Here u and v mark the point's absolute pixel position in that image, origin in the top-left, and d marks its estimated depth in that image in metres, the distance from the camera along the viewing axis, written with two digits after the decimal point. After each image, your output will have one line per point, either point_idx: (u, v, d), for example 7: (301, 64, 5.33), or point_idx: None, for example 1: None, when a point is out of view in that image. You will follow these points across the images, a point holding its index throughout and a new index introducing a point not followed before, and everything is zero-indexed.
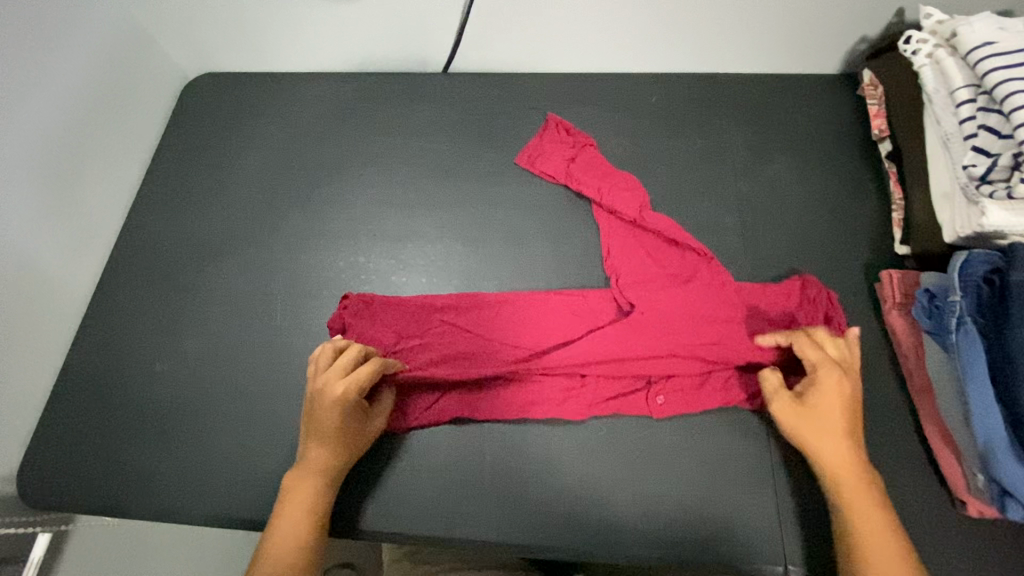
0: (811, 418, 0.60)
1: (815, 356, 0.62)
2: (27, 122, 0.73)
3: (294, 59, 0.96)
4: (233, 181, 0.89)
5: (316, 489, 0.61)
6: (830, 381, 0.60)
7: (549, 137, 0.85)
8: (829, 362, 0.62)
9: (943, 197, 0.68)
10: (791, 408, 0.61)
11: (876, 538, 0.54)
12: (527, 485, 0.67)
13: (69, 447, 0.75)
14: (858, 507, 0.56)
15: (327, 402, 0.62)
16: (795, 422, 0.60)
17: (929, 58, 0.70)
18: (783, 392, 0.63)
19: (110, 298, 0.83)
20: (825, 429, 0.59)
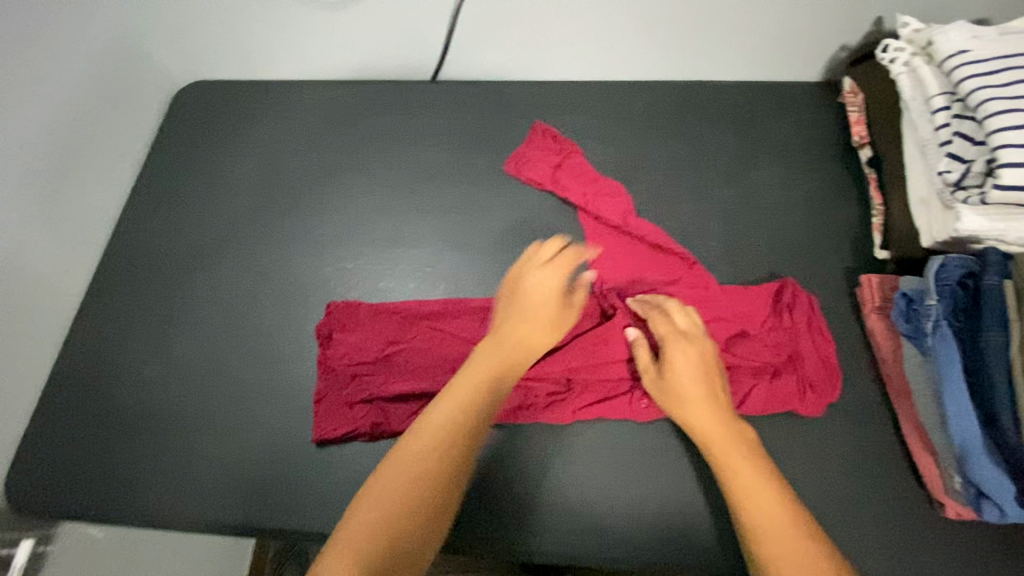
0: (674, 386, 0.64)
1: (664, 329, 0.67)
2: (19, 126, 0.74)
3: (284, 66, 0.96)
4: (222, 187, 0.90)
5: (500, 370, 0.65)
6: (679, 350, 0.65)
7: (536, 144, 0.86)
8: (678, 333, 0.67)
9: (921, 203, 0.68)
10: (655, 379, 0.65)
11: (750, 483, 0.56)
12: (510, 487, 0.67)
13: (55, 452, 0.75)
14: (730, 460, 0.58)
15: (540, 287, 0.71)
16: (661, 391, 0.64)
17: (906, 67, 0.71)
18: (649, 365, 0.66)
19: (100, 304, 0.84)
20: (688, 393, 0.63)
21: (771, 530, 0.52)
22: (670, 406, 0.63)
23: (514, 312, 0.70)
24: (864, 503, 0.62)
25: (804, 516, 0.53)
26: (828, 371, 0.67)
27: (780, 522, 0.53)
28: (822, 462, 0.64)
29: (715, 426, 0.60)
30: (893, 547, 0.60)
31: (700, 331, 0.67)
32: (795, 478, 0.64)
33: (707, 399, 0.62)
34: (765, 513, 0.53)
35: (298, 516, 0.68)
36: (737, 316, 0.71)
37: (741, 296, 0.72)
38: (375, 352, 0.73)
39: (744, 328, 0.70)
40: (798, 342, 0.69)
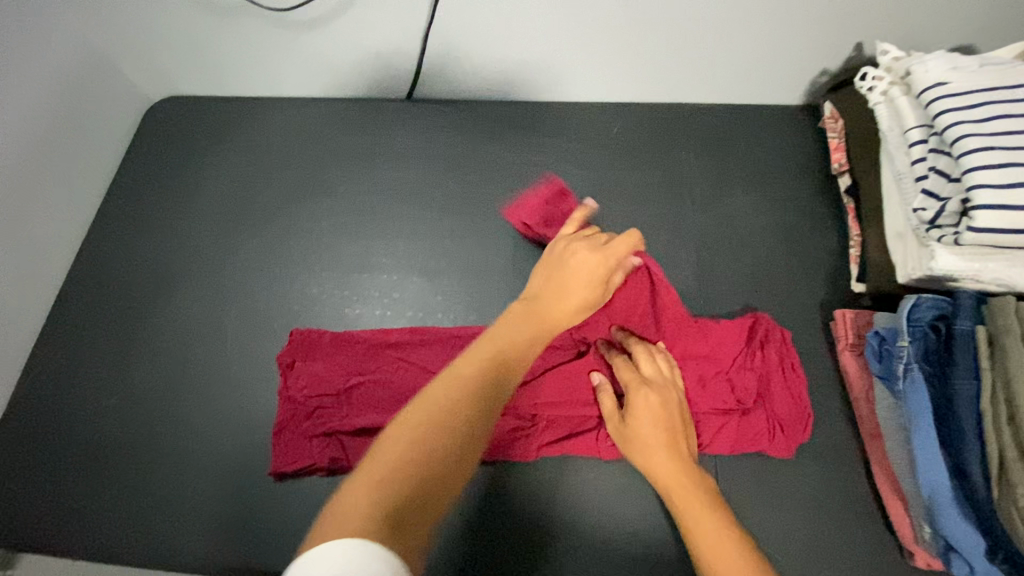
0: (639, 437, 0.62)
1: (629, 376, 0.64)
2: None
3: (256, 84, 0.95)
4: (191, 208, 0.88)
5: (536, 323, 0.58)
6: (643, 398, 0.63)
7: (544, 195, 0.79)
8: (643, 379, 0.64)
9: (897, 237, 0.67)
10: (618, 428, 0.64)
11: (718, 545, 0.53)
12: (466, 528, 0.65)
13: (11, 482, 0.74)
14: (694, 516, 0.57)
15: (591, 263, 0.64)
16: (624, 441, 0.63)
17: (884, 95, 0.70)
18: (611, 413, 0.64)
19: (63, 327, 0.82)
20: (652, 446, 0.61)
21: None
22: (635, 458, 0.62)
23: (562, 282, 0.62)
24: (830, 547, 0.61)
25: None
26: (801, 410, 0.65)
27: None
28: (788, 504, 0.63)
29: (681, 482, 0.59)
30: None
31: (663, 374, 0.65)
32: (759, 519, 0.62)
33: (670, 450, 0.61)
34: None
35: (255, 549, 0.67)
36: (714, 350, 0.68)
37: (719, 330, 0.68)
38: (337, 381, 0.71)
39: (721, 364, 0.67)
40: (769, 379, 0.67)
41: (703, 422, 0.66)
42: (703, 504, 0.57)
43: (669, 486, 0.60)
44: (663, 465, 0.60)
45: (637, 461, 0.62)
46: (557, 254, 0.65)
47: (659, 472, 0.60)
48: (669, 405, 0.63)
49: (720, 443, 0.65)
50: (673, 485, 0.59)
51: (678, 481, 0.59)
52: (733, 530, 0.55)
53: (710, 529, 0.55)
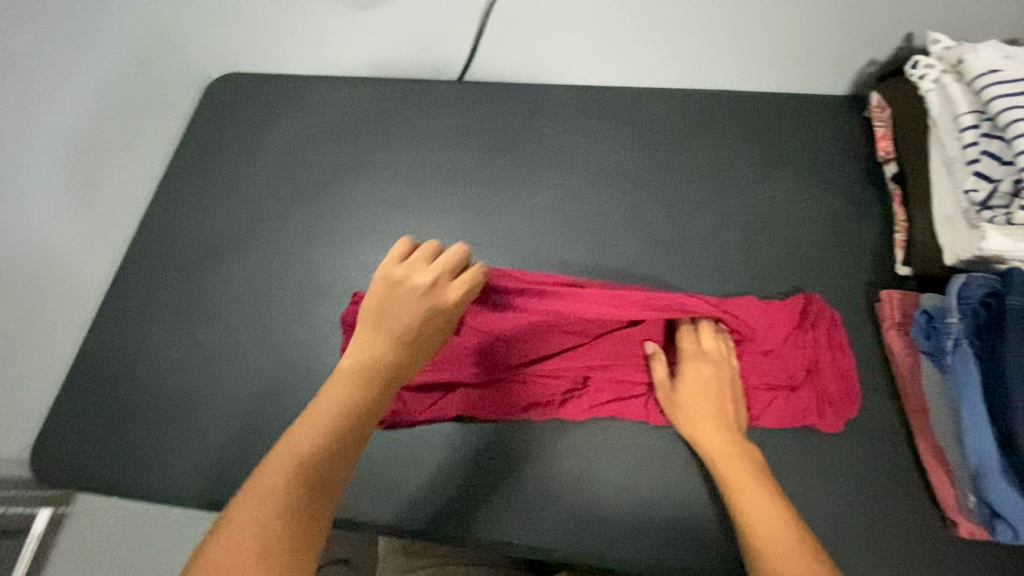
0: (685, 404, 0.65)
1: (688, 348, 0.68)
2: (47, 107, 0.76)
3: (312, 62, 0.98)
4: (249, 178, 0.92)
5: (348, 407, 0.47)
6: (694, 369, 0.66)
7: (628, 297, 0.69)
8: (699, 352, 0.68)
9: (945, 221, 0.68)
10: (668, 394, 0.67)
11: (752, 499, 0.56)
12: (514, 481, 0.69)
13: (78, 427, 0.78)
14: (734, 476, 0.59)
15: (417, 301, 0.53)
16: (674, 406, 0.66)
17: (935, 83, 0.71)
18: (663, 380, 0.68)
19: (127, 286, 0.86)
20: (699, 412, 0.64)
21: (772, 544, 0.52)
22: (683, 421, 0.65)
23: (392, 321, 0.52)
24: (872, 517, 0.63)
25: (808, 536, 0.52)
26: (848, 387, 0.67)
27: (779, 538, 0.52)
28: (829, 475, 0.65)
29: (725, 446, 0.62)
30: (897, 564, 0.61)
31: (721, 352, 0.68)
32: (800, 487, 0.65)
33: (718, 417, 0.64)
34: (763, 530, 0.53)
35: None
36: (770, 326, 0.69)
37: (777, 311, 0.69)
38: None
39: (778, 340, 0.68)
40: (819, 356, 0.68)
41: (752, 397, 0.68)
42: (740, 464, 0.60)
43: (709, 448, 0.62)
44: (705, 430, 0.63)
45: (684, 425, 0.65)
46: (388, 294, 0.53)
47: (700, 436, 0.63)
48: (720, 378, 0.66)
49: (768, 415, 0.67)
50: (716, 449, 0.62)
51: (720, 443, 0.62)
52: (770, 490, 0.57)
53: (750, 489, 0.57)
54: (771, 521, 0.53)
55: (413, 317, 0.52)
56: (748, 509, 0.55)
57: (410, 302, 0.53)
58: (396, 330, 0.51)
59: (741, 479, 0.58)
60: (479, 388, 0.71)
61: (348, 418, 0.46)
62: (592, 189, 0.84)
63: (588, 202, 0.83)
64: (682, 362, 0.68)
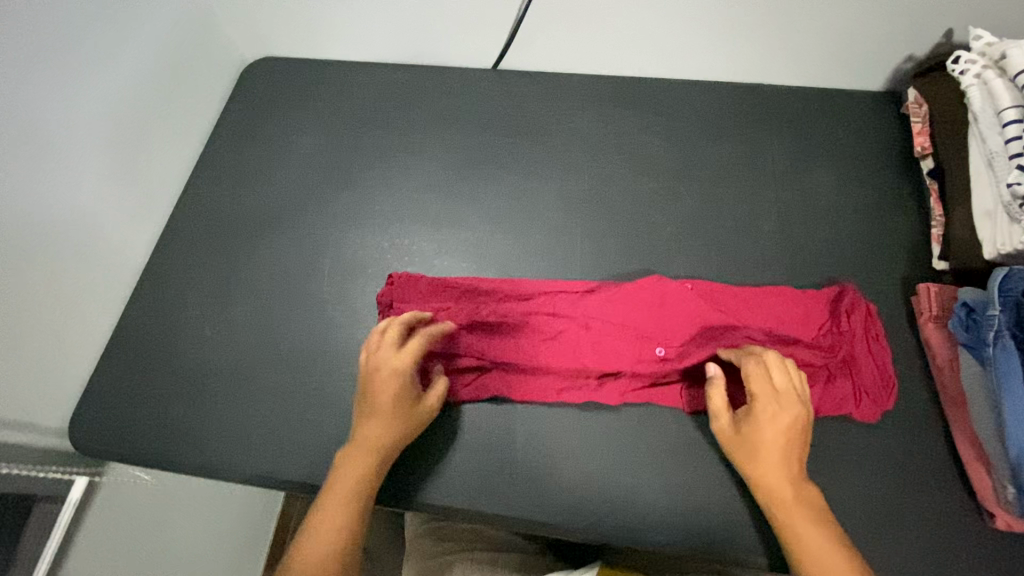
0: (754, 448, 0.61)
1: (759, 383, 0.63)
2: (96, 81, 0.77)
3: (348, 47, 0.99)
4: (285, 160, 0.93)
5: (361, 477, 0.62)
6: (770, 412, 0.62)
7: (663, 292, 0.73)
8: (772, 391, 0.63)
9: (985, 216, 0.68)
10: (730, 433, 0.63)
11: (824, 561, 0.55)
12: (552, 467, 0.68)
13: (117, 398, 0.79)
14: (802, 532, 0.57)
15: (386, 373, 0.65)
16: (738, 447, 0.62)
17: (977, 79, 0.71)
18: (726, 418, 0.64)
19: (166, 262, 0.87)
20: (770, 460, 0.60)
21: None
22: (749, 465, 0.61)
23: (371, 396, 0.65)
24: (909, 507, 0.63)
25: None
26: (885, 378, 0.68)
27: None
28: (864, 465, 0.65)
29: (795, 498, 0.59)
30: (931, 554, 0.61)
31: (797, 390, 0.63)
32: (837, 476, 0.65)
33: (790, 464, 0.60)
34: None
35: None
36: (803, 320, 0.70)
37: (810, 305, 0.71)
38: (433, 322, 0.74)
39: (811, 332, 0.70)
40: (855, 347, 0.69)
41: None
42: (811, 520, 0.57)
43: (775, 496, 0.59)
44: (774, 480, 0.59)
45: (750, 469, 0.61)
46: (362, 374, 0.66)
47: (769, 486, 0.59)
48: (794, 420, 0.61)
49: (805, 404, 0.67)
50: (784, 499, 0.59)
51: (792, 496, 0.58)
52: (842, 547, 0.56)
53: (821, 551, 0.55)
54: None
55: (388, 398, 0.65)
56: (820, 571, 0.55)
57: (377, 385, 0.65)
58: (377, 402, 0.65)
59: (810, 537, 0.56)
60: (514, 372, 0.72)
61: (367, 480, 0.63)
62: (627, 178, 0.84)
63: (624, 191, 0.84)
64: (754, 401, 0.63)
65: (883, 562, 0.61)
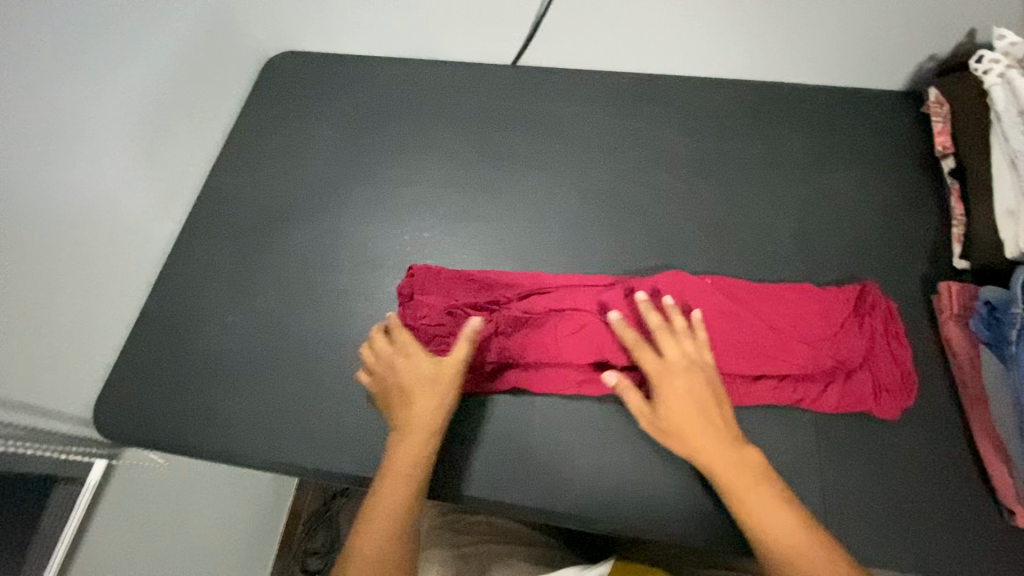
0: (675, 427, 0.61)
1: (649, 363, 0.64)
2: (123, 72, 0.78)
3: (368, 42, 0.99)
4: (306, 152, 0.94)
5: (418, 454, 0.64)
6: (674, 387, 0.62)
7: (684, 287, 0.73)
8: (664, 365, 0.64)
9: (1009, 215, 0.68)
10: (649, 418, 0.63)
11: (769, 514, 0.55)
12: (573, 460, 0.69)
13: (140, 385, 0.80)
14: (739, 492, 0.57)
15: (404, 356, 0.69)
16: (660, 430, 0.62)
17: (1001, 78, 0.70)
18: (641, 403, 0.64)
19: (188, 252, 0.88)
20: (689, 431, 0.61)
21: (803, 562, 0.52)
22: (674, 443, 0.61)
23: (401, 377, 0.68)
24: (927, 504, 0.64)
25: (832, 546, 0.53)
26: (905, 377, 0.68)
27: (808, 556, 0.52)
28: (881, 462, 0.66)
29: (724, 462, 0.59)
30: (947, 552, 0.61)
31: (691, 362, 0.64)
32: (854, 471, 0.65)
33: (712, 432, 0.60)
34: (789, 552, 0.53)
35: (365, 463, 0.72)
36: (825, 316, 0.70)
37: (831, 302, 0.71)
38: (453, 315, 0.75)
39: (833, 328, 0.70)
40: (875, 344, 0.69)
41: (807, 381, 0.69)
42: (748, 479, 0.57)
43: (707, 468, 0.59)
44: (703, 451, 0.60)
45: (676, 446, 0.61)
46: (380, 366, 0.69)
47: (701, 458, 0.60)
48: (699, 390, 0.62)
49: (823, 401, 0.68)
50: (715, 465, 0.59)
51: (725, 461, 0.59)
52: (784, 499, 0.56)
53: (759, 503, 0.56)
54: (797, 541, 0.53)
55: (421, 381, 0.67)
56: (764, 527, 0.55)
57: (405, 373, 0.68)
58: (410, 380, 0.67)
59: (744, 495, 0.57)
60: (534, 364, 0.73)
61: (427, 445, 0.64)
62: (647, 175, 0.85)
63: (644, 188, 0.84)
64: (660, 380, 0.63)
65: (900, 558, 0.62)
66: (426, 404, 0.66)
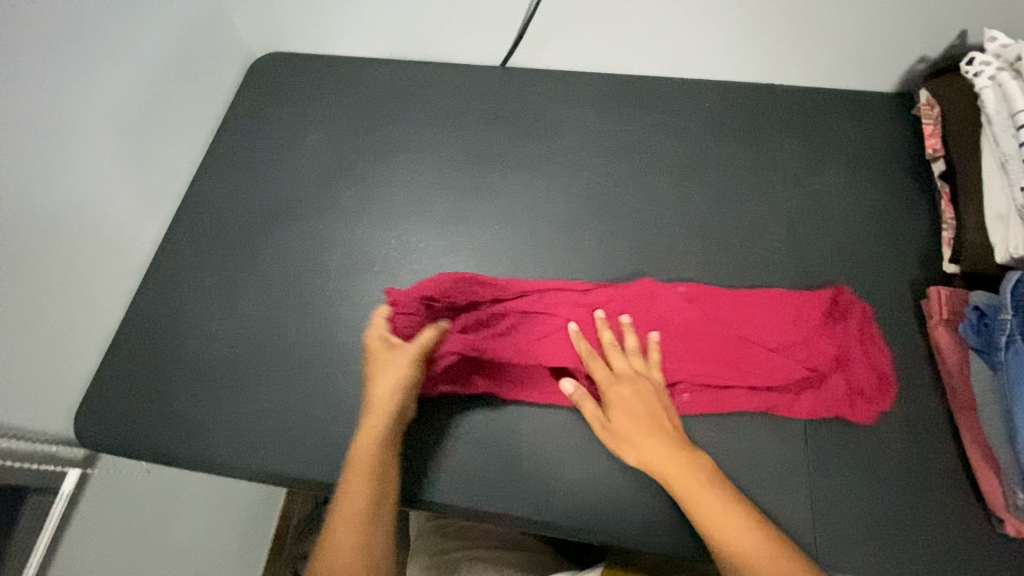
0: (623, 435, 0.63)
1: (601, 374, 0.67)
2: (102, 73, 0.76)
3: (357, 43, 0.98)
4: (292, 155, 0.93)
5: (375, 434, 0.63)
6: (620, 395, 0.65)
7: (661, 295, 0.74)
8: (616, 376, 0.67)
9: (998, 219, 0.68)
10: (601, 428, 0.65)
11: (720, 516, 0.56)
12: (559, 467, 0.68)
13: (122, 392, 0.79)
14: (690, 495, 0.58)
15: (371, 346, 0.70)
16: (611, 439, 0.64)
17: (991, 80, 0.70)
18: (593, 413, 0.66)
19: (171, 257, 0.87)
20: (637, 438, 0.62)
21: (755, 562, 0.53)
22: (624, 453, 0.63)
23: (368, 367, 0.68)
24: (913, 512, 0.63)
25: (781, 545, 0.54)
26: (879, 381, 0.68)
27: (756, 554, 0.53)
28: (868, 468, 0.65)
29: (674, 466, 0.60)
30: (936, 561, 0.61)
31: (634, 374, 0.67)
32: (842, 479, 0.65)
33: (658, 437, 0.62)
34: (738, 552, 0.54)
35: None
36: (799, 323, 0.70)
37: (805, 307, 0.71)
38: (426, 316, 0.74)
39: (807, 335, 0.70)
40: (848, 348, 0.69)
41: (777, 391, 0.68)
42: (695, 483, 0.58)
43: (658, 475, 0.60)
44: (652, 456, 0.61)
45: (626, 455, 0.63)
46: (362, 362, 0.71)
47: (650, 465, 0.61)
48: (644, 398, 0.65)
49: (797, 409, 0.68)
50: (664, 469, 0.60)
51: (674, 465, 0.60)
52: (732, 500, 0.57)
53: (708, 505, 0.57)
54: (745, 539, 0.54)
55: (388, 365, 0.67)
56: (716, 529, 0.55)
57: (370, 362, 0.69)
58: (373, 368, 0.68)
59: (694, 498, 0.57)
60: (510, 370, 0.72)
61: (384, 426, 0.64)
62: (636, 178, 0.84)
63: (633, 191, 0.83)
64: (608, 390, 0.66)
65: (886, 567, 0.61)
66: (391, 385, 0.66)
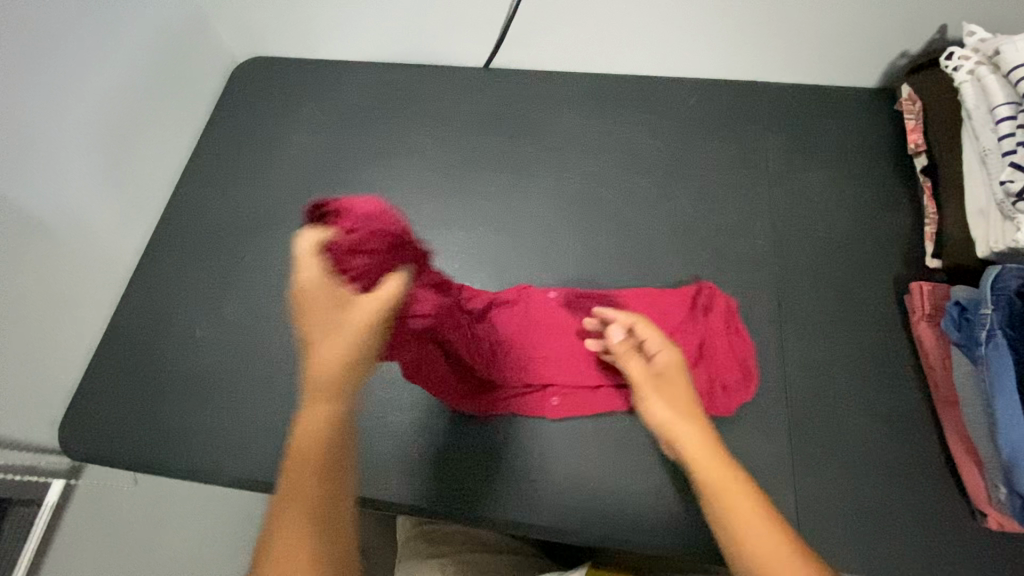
0: (676, 399, 0.58)
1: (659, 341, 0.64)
2: (82, 80, 0.76)
3: (340, 46, 0.98)
4: (277, 160, 0.92)
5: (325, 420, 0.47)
6: (677, 367, 0.61)
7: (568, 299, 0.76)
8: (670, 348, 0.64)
9: (979, 213, 0.67)
10: (651, 387, 0.60)
11: (759, 523, 0.48)
12: (545, 471, 0.68)
13: (106, 402, 0.79)
14: (731, 493, 0.50)
15: (305, 289, 0.50)
16: (661, 401, 0.58)
17: (971, 75, 0.70)
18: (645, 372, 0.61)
19: (156, 265, 0.87)
20: (689, 410, 0.57)
21: None
22: (667, 419, 0.56)
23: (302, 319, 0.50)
24: (899, 508, 0.63)
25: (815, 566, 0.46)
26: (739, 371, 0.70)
27: (775, 549, 0.46)
28: (853, 465, 0.65)
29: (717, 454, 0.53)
30: (923, 555, 0.61)
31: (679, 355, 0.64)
32: (827, 477, 0.65)
33: (703, 420, 0.57)
34: (757, 539, 0.46)
35: None
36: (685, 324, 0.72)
37: (694, 307, 0.73)
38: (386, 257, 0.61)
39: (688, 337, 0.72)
40: (712, 342, 0.72)
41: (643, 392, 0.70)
42: (730, 463, 0.52)
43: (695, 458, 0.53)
44: (696, 435, 0.55)
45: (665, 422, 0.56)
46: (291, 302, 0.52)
47: (692, 442, 0.54)
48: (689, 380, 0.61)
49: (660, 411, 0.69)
50: (707, 453, 0.53)
51: (718, 454, 0.53)
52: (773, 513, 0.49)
53: (749, 510, 0.48)
54: (770, 532, 0.47)
55: (333, 325, 0.49)
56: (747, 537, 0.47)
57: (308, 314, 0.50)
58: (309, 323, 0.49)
59: (735, 498, 0.49)
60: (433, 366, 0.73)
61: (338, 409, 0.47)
62: (620, 178, 0.84)
63: (618, 191, 0.83)
64: (665, 356, 0.62)
65: (872, 563, 0.61)
66: (337, 352, 0.47)
